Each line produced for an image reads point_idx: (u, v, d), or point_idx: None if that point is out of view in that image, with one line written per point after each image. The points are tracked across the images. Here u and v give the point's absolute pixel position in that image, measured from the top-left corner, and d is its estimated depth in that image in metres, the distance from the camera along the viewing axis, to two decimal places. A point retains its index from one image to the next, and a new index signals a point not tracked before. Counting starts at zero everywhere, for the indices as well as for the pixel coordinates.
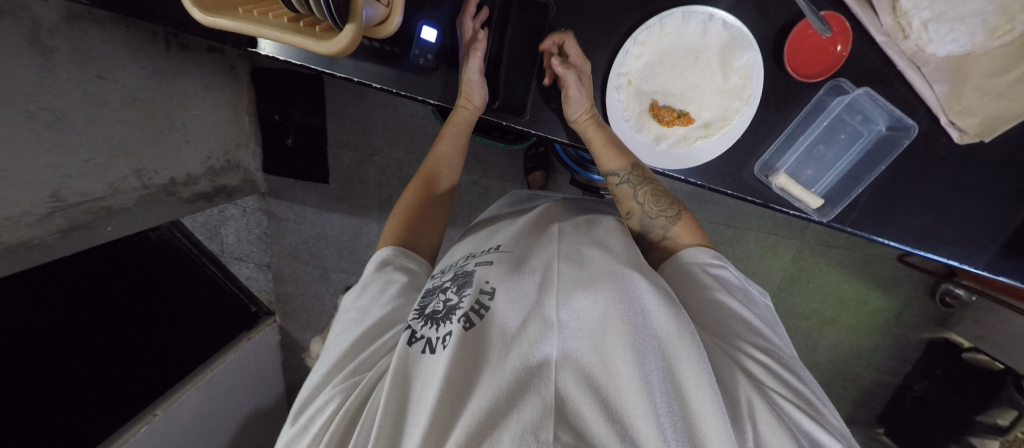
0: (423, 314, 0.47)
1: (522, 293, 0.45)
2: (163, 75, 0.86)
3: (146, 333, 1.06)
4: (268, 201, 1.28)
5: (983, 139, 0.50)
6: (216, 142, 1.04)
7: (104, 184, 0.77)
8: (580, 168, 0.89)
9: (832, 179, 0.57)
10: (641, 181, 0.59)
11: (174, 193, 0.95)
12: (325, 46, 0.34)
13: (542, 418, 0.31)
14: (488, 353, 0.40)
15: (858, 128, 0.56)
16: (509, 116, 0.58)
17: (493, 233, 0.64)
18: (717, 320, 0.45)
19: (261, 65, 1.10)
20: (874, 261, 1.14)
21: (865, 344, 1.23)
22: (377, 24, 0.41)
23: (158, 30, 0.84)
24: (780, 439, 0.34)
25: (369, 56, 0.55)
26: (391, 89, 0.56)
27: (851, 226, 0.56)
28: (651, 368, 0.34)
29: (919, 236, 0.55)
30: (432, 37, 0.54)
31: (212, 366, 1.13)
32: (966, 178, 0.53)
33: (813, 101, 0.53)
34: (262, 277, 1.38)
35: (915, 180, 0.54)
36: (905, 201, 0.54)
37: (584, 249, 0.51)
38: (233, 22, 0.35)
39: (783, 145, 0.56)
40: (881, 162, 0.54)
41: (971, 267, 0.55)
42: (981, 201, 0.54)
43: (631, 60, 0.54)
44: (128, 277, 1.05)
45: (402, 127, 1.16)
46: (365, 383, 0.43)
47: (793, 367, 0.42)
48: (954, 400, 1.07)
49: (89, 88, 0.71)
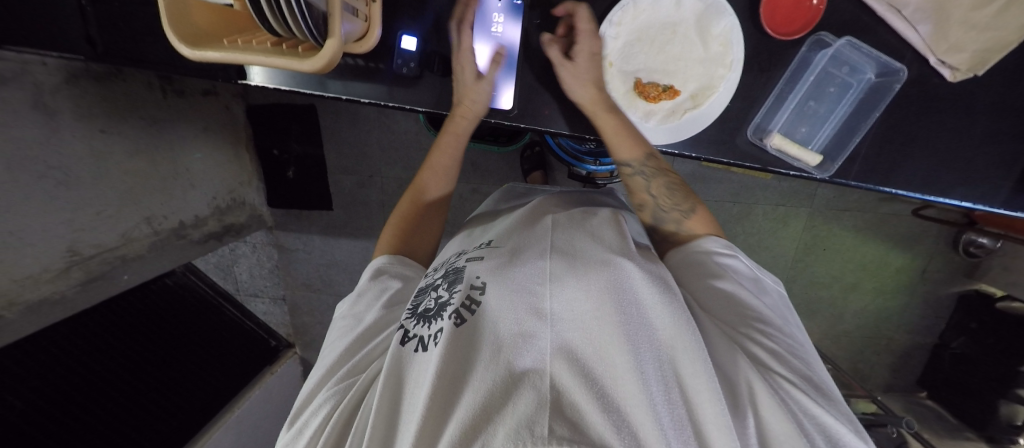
0: (416, 313, 0.48)
1: (511, 284, 0.45)
2: (164, 125, 0.89)
3: (171, 380, 1.07)
4: (277, 234, 1.30)
5: (976, 74, 0.49)
6: (219, 181, 1.06)
7: (115, 233, 0.79)
8: (576, 161, 0.89)
9: (829, 132, 0.56)
10: (654, 174, 0.59)
11: (184, 236, 0.97)
12: (306, 64, 0.35)
13: (537, 411, 0.30)
14: (479, 347, 0.40)
15: (848, 79, 0.56)
16: (496, 114, 0.58)
17: (481, 232, 0.65)
18: (720, 305, 0.45)
19: (255, 103, 1.13)
20: (889, 220, 1.12)
21: (894, 306, 1.20)
22: (357, 39, 0.42)
23: (154, 79, 0.87)
24: (786, 429, 0.34)
25: (355, 74, 0.57)
26: (380, 101, 0.57)
27: (855, 179, 0.55)
28: (646, 359, 0.34)
29: (927, 181, 0.54)
30: (412, 45, 0.54)
31: (239, 404, 1.13)
32: (969, 116, 0.52)
33: (797, 57, 0.53)
34: (279, 311, 1.39)
35: (915, 123, 0.53)
36: (908, 146, 0.53)
37: (575, 237, 0.51)
38: (221, 54, 0.37)
39: (774, 106, 0.56)
40: (874, 109, 0.53)
41: (987, 207, 0.53)
42: (989, 139, 0.52)
43: (609, 42, 0.55)
44: (150, 324, 1.08)
45: (397, 145, 1.18)
46: (358, 385, 0.44)
47: (798, 351, 0.42)
48: (997, 353, 1.03)
49: (94, 143, 0.74)
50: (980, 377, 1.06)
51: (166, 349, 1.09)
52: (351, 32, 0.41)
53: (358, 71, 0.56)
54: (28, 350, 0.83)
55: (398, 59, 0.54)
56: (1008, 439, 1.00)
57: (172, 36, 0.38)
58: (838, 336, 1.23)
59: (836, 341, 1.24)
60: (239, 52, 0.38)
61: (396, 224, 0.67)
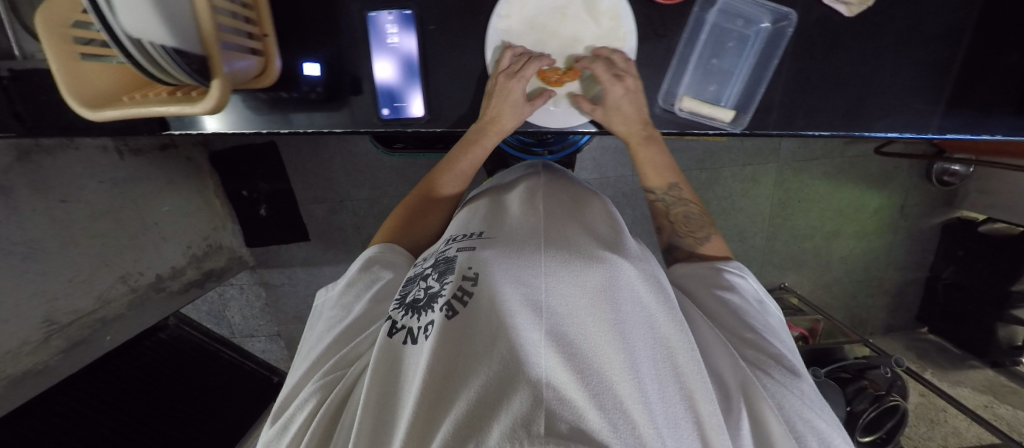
0: (404, 303, 0.42)
1: (505, 268, 0.38)
2: (125, 183, 0.90)
3: (182, 426, 1.06)
4: (260, 273, 1.32)
5: (870, 4, 0.51)
6: (191, 229, 1.07)
7: (92, 297, 0.80)
8: (525, 153, 0.89)
9: (739, 85, 0.57)
10: (676, 201, 0.61)
11: (163, 288, 0.98)
12: (197, 105, 0.37)
13: (533, 406, 0.25)
14: (472, 339, 0.33)
15: (742, 31, 0.57)
16: (411, 122, 0.59)
17: (481, 213, 0.56)
18: (722, 313, 0.47)
19: (216, 148, 1.15)
20: (856, 163, 1.14)
21: (877, 245, 1.24)
22: (256, 73, 0.45)
23: (108, 143, 0.89)
24: (779, 430, 0.37)
25: (269, 106, 0.60)
26: (297, 129, 0.60)
27: (776, 127, 0.57)
28: (642, 358, 0.32)
29: (847, 118, 0.56)
30: (315, 71, 0.57)
31: (247, 443, 1.16)
32: (879, 45, 0.54)
33: (692, 17, 0.55)
34: (276, 347, 1.45)
35: (825, 61, 0.55)
36: (822, 86, 0.56)
37: (568, 228, 0.47)
38: (119, 111, 0.39)
39: (680, 69, 0.58)
40: (772, 57, 0.55)
41: (921, 135, 0.55)
42: (902, 67, 0.54)
43: (502, 34, 0.56)
44: (152, 382, 1.06)
45: (361, 167, 1.20)
46: (347, 378, 0.41)
47: (793, 357, 0.44)
48: (987, 277, 1.02)
49: (54, 213, 0.75)
50: (975, 304, 1.06)
51: (171, 402, 1.07)
52: (248, 68, 0.43)
53: (268, 104, 0.59)
54: (34, 425, 0.83)
55: (304, 86, 0.58)
56: (1011, 362, 1.03)
57: (71, 103, 0.39)
58: (828, 285, 1.27)
59: (828, 290, 1.28)
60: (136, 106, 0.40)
61: (399, 214, 0.63)
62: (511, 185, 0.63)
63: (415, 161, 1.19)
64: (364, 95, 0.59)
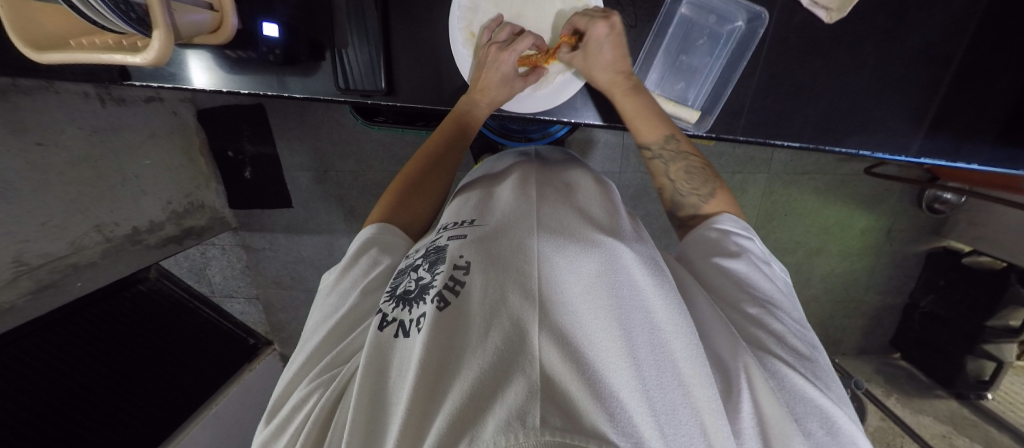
0: (395, 295, 0.40)
1: (499, 259, 0.37)
2: (105, 133, 0.90)
3: (152, 381, 1.08)
4: (242, 235, 1.32)
5: (846, 12, 0.55)
6: (173, 186, 1.08)
7: (65, 242, 0.81)
8: (505, 138, 0.88)
9: (708, 88, 0.61)
10: (675, 156, 0.57)
11: (140, 241, 0.99)
12: (137, 58, 0.37)
13: (528, 399, 0.24)
14: (467, 331, 0.32)
15: (715, 28, 0.61)
16: (373, 94, 0.62)
17: (474, 199, 0.55)
18: (727, 285, 0.44)
19: (204, 106, 1.13)
20: (848, 181, 1.14)
21: (859, 267, 1.24)
22: (212, 27, 0.49)
23: (90, 90, 0.88)
24: (775, 413, 0.34)
25: (231, 65, 0.61)
26: (259, 91, 0.62)
27: (744, 133, 0.61)
28: (639, 341, 0.30)
29: (818, 130, 0.60)
30: (274, 33, 0.58)
31: (218, 401, 1.17)
32: (854, 61, 0.58)
33: (664, 9, 0.58)
34: (254, 310, 1.42)
35: (797, 72, 0.59)
36: (794, 97, 0.59)
37: (564, 213, 0.45)
38: (59, 56, 0.40)
39: (646, 64, 0.62)
40: (741, 59, 0.58)
41: (886, 154, 0.60)
42: (877, 90, 0.58)
43: (468, 13, 0.59)
44: (130, 331, 1.07)
45: (349, 139, 1.20)
46: (341, 376, 0.36)
47: (803, 335, 0.41)
48: (962, 309, 1.06)
49: (31, 156, 0.75)
50: (947, 335, 1.10)
51: (149, 357, 1.09)
52: (203, 22, 0.47)
53: (234, 62, 0.61)
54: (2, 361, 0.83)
55: (262, 47, 0.59)
56: (975, 396, 1.08)
57: (17, 42, 0.42)
58: (806, 302, 1.29)
59: (804, 305, 1.29)
60: (78, 51, 0.41)
61: (393, 191, 0.57)
62: (501, 176, 0.61)
63: (402, 137, 1.19)
64: (325, 62, 0.61)
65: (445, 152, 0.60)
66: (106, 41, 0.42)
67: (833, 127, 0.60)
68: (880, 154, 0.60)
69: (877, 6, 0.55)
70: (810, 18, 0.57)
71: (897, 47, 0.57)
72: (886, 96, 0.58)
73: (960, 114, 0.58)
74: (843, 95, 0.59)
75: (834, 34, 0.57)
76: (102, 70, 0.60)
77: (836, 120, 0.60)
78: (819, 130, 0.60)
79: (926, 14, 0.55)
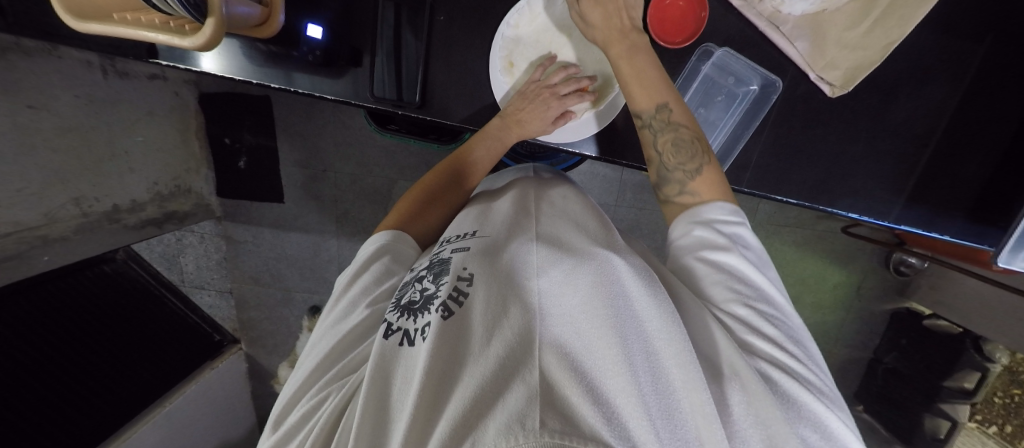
0: (399, 306, 0.40)
1: (501, 276, 0.38)
2: (101, 105, 0.86)
3: (103, 371, 0.99)
4: (225, 225, 1.27)
5: (848, 90, 0.58)
6: (163, 167, 1.04)
7: (38, 212, 0.75)
8: (514, 162, 0.91)
9: (720, 140, 0.66)
10: (666, 126, 0.56)
11: (118, 220, 0.94)
12: (188, 41, 0.37)
13: (528, 403, 0.24)
14: (470, 340, 0.32)
15: (733, 88, 0.66)
16: (405, 105, 0.63)
17: (473, 213, 0.56)
18: (716, 280, 0.44)
19: (208, 90, 1.12)
20: (825, 237, 1.22)
21: (830, 319, 1.30)
22: (259, 22, 0.50)
23: (93, 59, 0.85)
24: (772, 414, 0.31)
25: (264, 58, 0.61)
26: (287, 87, 0.62)
27: (749, 186, 0.65)
28: (635, 347, 0.30)
29: (812, 191, 0.65)
30: (318, 35, 0.60)
31: (171, 399, 1.08)
32: (848, 131, 0.64)
33: (688, 65, 0.63)
34: (225, 304, 1.35)
35: (800, 136, 0.64)
36: (796, 158, 0.65)
37: (564, 232, 0.47)
38: (101, 27, 0.39)
39: None
40: (754, 120, 0.63)
41: (869, 218, 0.65)
42: (867, 160, 0.64)
43: (508, 42, 0.62)
44: (85, 315, 0.98)
45: (353, 141, 1.19)
46: (344, 387, 0.35)
47: (792, 334, 0.41)
48: (921, 367, 1.15)
49: (19, 118, 0.71)
50: (907, 391, 1.17)
51: (103, 344, 1.00)
52: (251, 14, 0.48)
53: (264, 56, 0.61)
54: None
55: (303, 47, 0.61)
56: None
57: (60, 13, 0.41)
58: None
59: None
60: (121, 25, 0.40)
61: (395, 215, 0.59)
62: (499, 191, 0.62)
63: (408, 146, 1.20)
64: (360, 68, 0.62)
65: (446, 185, 0.64)
66: (151, 20, 0.42)
67: (825, 189, 0.65)
68: (864, 217, 0.65)
69: (871, 86, 0.61)
70: (814, 89, 0.62)
71: (886, 124, 0.63)
72: (873, 166, 0.64)
73: (934, 191, 0.64)
74: (837, 161, 0.64)
75: (834, 105, 0.63)
76: (127, 45, 0.59)
77: (828, 183, 0.65)
78: (813, 190, 0.65)
79: (911, 99, 0.62)
